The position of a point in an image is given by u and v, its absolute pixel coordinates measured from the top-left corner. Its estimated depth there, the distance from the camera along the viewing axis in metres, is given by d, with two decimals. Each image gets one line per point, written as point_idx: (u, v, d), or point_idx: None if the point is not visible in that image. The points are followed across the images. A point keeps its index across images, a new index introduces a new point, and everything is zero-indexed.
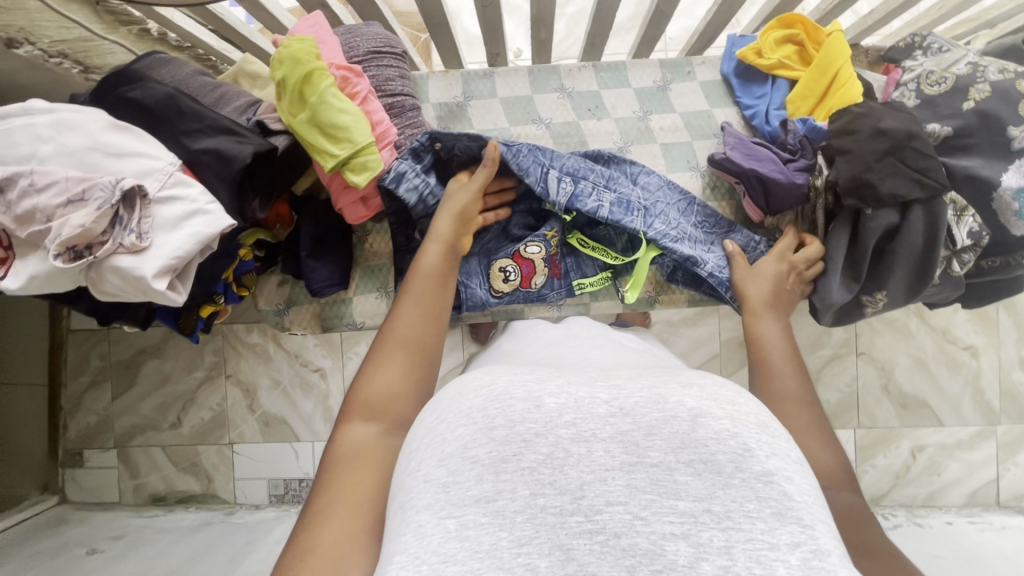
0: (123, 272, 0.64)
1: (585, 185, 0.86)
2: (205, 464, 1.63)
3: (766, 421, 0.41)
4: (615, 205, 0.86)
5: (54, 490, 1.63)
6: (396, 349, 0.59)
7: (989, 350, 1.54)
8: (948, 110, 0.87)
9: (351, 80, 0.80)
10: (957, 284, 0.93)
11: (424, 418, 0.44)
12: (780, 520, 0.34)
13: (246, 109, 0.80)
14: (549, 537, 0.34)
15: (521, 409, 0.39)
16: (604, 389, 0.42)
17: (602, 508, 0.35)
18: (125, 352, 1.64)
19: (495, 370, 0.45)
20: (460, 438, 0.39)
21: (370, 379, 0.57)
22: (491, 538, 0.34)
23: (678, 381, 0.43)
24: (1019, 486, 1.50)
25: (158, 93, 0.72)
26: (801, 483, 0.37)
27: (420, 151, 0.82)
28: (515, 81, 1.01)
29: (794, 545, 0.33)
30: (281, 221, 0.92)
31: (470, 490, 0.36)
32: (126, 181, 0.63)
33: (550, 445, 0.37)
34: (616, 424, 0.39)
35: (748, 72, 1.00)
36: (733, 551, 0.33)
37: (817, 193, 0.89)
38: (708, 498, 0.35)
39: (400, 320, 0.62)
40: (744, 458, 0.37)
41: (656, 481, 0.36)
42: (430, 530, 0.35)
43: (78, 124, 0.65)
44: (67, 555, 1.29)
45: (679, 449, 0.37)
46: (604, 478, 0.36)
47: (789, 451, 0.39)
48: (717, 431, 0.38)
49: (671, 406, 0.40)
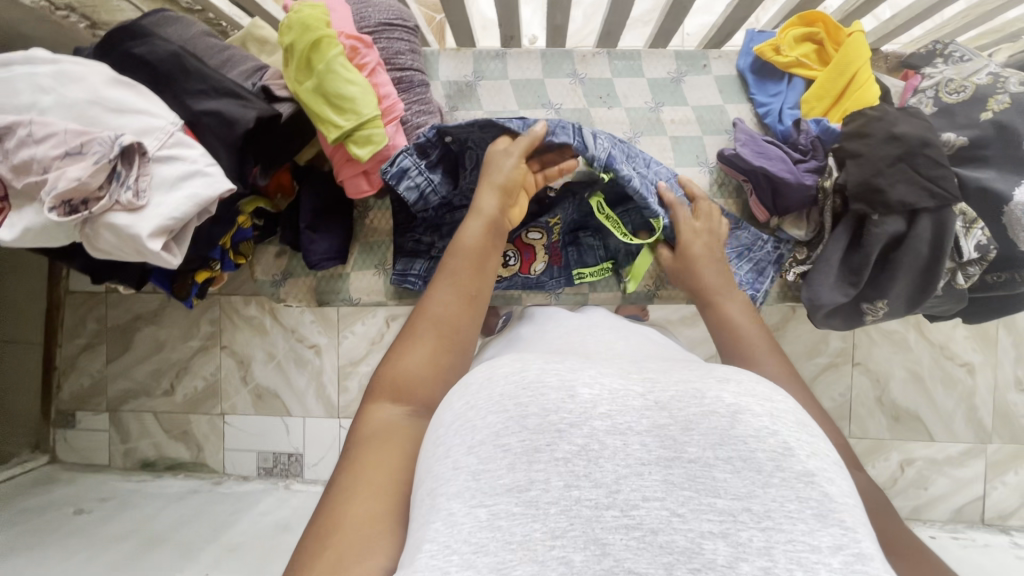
0: (119, 230, 0.63)
1: (617, 151, 0.79)
2: (196, 432, 1.63)
3: (804, 420, 0.40)
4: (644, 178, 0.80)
5: (45, 449, 1.64)
6: (425, 330, 0.56)
7: (986, 368, 1.54)
8: (965, 120, 0.85)
9: (360, 51, 0.78)
10: (959, 297, 0.92)
11: (451, 403, 0.43)
12: (822, 522, 0.34)
13: (252, 73, 0.79)
14: (584, 531, 0.34)
15: (554, 398, 0.39)
16: (638, 381, 0.42)
17: (638, 503, 0.34)
18: (121, 316, 1.63)
19: (526, 357, 0.44)
20: (490, 425, 0.39)
21: (400, 361, 0.55)
22: (523, 529, 0.34)
23: (714, 376, 0.42)
24: (1006, 506, 1.50)
25: (163, 51, 0.70)
26: (841, 484, 0.37)
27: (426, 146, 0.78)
28: (528, 64, 1.00)
29: (836, 547, 0.33)
30: (281, 190, 0.92)
31: (501, 479, 0.36)
32: (126, 137, 0.62)
33: (585, 437, 0.37)
34: (652, 417, 0.38)
35: (765, 69, 0.99)
36: (774, 552, 0.33)
37: (825, 196, 0.86)
38: (747, 497, 0.35)
39: (433, 298, 0.59)
40: (784, 457, 0.36)
41: (694, 478, 0.35)
42: (461, 518, 0.35)
43: (81, 77, 0.64)
44: (54, 514, 1.31)
45: (717, 446, 0.36)
46: (640, 472, 0.36)
47: (828, 451, 0.39)
48: (756, 428, 0.37)
49: (708, 401, 0.39)
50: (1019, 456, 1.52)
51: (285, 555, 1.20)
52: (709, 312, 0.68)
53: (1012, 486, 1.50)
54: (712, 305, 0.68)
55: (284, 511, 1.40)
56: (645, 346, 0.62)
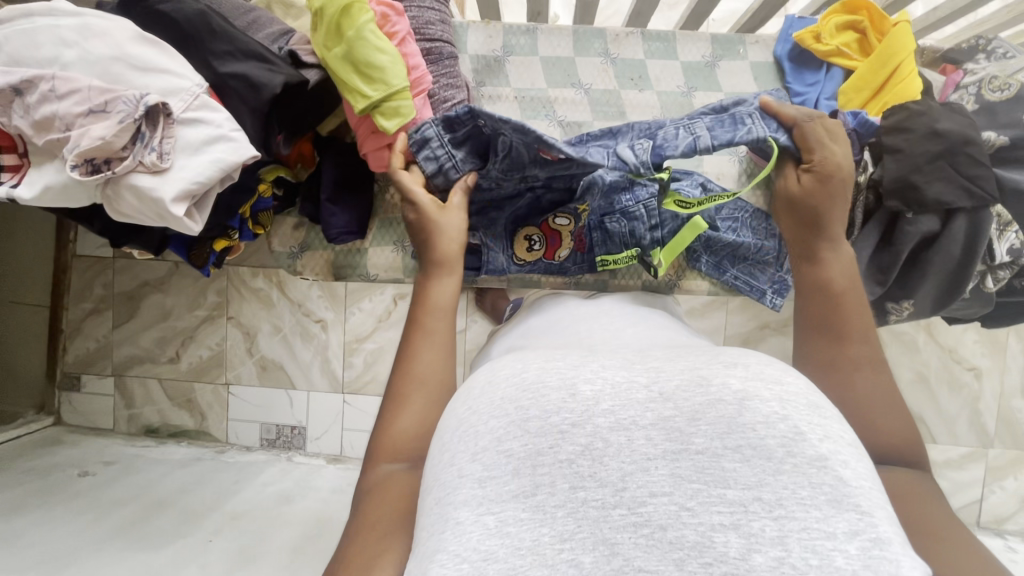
0: (141, 192, 0.61)
1: (665, 132, 0.69)
2: (200, 401, 1.63)
3: (818, 402, 0.38)
4: (715, 127, 0.68)
5: (50, 411, 1.65)
6: (417, 392, 0.52)
7: (992, 373, 1.53)
8: (1007, 119, 0.82)
9: (391, 18, 0.76)
10: (986, 301, 0.90)
11: (453, 409, 0.43)
12: (836, 508, 0.33)
13: (278, 38, 0.77)
14: (592, 532, 0.33)
15: (556, 399, 0.38)
16: (641, 371, 0.41)
17: (645, 500, 0.33)
18: (129, 282, 1.62)
19: (526, 357, 0.44)
20: (493, 431, 0.38)
21: (393, 424, 0.51)
22: (532, 534, 0.33)
23: (721, 360, 0.41)
24: (1002, 510, 1.50)
25: (189, 9, 0.67)
26: (857, 467, 0.35)
27: (457, 120, 0.70)
28: (558, 41, 0.97)
29: (852, 533, 0.32)
30: (301, 160, 0.91)
31: (507, 485, 0.35)
32: (151, 97, 0.60)
33: (589, 436, 0.36)
34: (657, 409, 0.37)
35: (803, 56, 0.96)
36: (788, 541, 0.31)
37: (858, 191, 0.84)
38: (758, 486, 0.33)
39: (424, 354, 0.55)
40: (795, 442, 0.35)
41: (702, 470, 0.34)
42: (469, 527, 0.34)
43: (104, 32, 0.62)
44: (59, 475, 1.32)
45: (725, 435, 0.35)
46: (646, 468, 0.35)
47: (843, 432, 0.37)
48: (766, 414, 0.36)
49: (715, 389, 0.38)
50: (1019, 461, 1.52)
51: (287, 528, 1.21)
52: (804, 264, 0.61)
53: (1009, 491, 1.50)
54: (811, 261, 0.60)
55: (286, 482, 1.41)
56: (680, 337, 0.59)
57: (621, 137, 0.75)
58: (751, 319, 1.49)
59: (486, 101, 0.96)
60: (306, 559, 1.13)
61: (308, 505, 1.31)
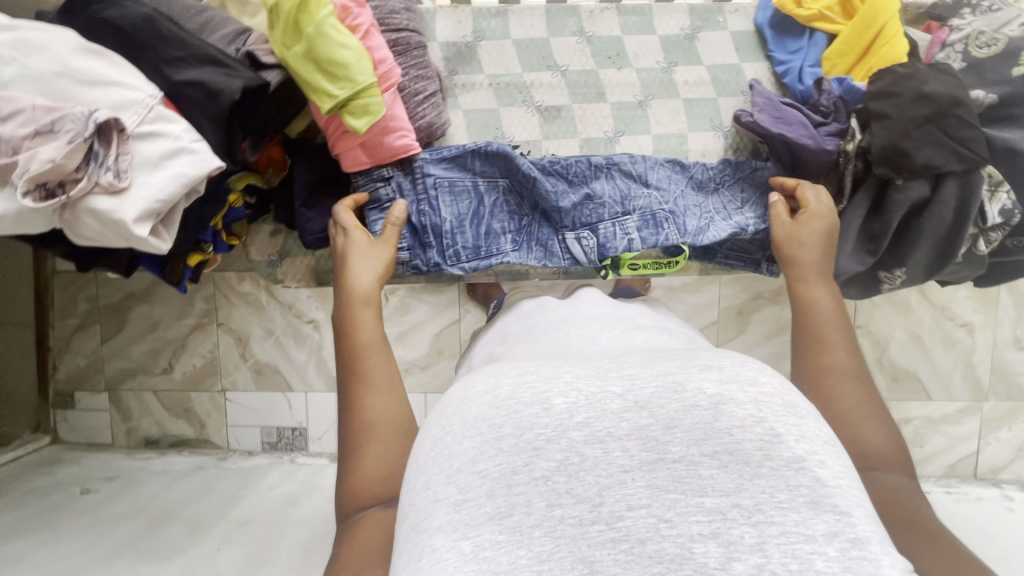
0: (100, 215, 0.58)
1: (606, 228, 0.82)
2: (197, 410, 1.61)
3: (793, 402, 0.38)
4: (643, 227, 0.82)
5: (47, 429, 1.62)
6: (371, 438, 0.51)
7: (985, 328, 1.53)
8: (995, 76, 0.80)
9: (352, 11, 0.72)
10: (978, 263, 0.89)
11: (428, 428, 0.42)
12: (815, 510, 0.32)
13: (235, 38, 0.72)
14: (570, 551, 0.31)
15: (528, 415, 0.37)
16: (617, 379, 0.39)
17: (623, 514, 0.32)
18: (113, 295, 1.58)
19: (500, 370, 0.42)
20: (466, 452, 0.36)
21: (361, 468, 0.50)
22: (509, 556, 0.32)
23: (696, 364, 0.40)
24: (998, 461, 1.53)
25: (136, 14, 0.64)
26: (834, 465, 0.34)
27: (426, 262, 0.82)
28: (530, 21, 0.94)
29: (832, 535, 0.31)
30: (273, 164, 0.86)
31: (483, 507, 0.34)
32: (101, 113, 0.57)
33: (564, 450, 0.35)
34: (632, 419, 0.36)
35: (785, 23, 0.93)
36: (767, 547, 0.31)
37: (847, 160, 0.81)
38: (736, 493, 0.33)
39: (372, 397, 0.54)
40: (772, 445, 0.34)
41: (680, 479, 0.33)
42: (444, 554, 0.33)
43: (45, 45, 0.58)
44: (60, 494, 1.30)
45: (701, 442, 0.34)
46: (622, 481, 0.33)
47: (820, 431, 0.36)
48: (741, 418, 0.35)
49: (690, 395, 0.37)
50: (1014, 413, 1.54)
51: (293, 533, 1.21)
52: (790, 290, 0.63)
53: (1004, 442, 1.53)
54: (798, 285, 0.63)
55: (292, 484, 1.41)
56: (659, 339, 0.56)
57: (559, 219, 0.82)
58: (743, 291, 1.48)
59: (460, 89, 0.91)
60: (315, 562, 1.14)
61: (314, 506, 1.31)
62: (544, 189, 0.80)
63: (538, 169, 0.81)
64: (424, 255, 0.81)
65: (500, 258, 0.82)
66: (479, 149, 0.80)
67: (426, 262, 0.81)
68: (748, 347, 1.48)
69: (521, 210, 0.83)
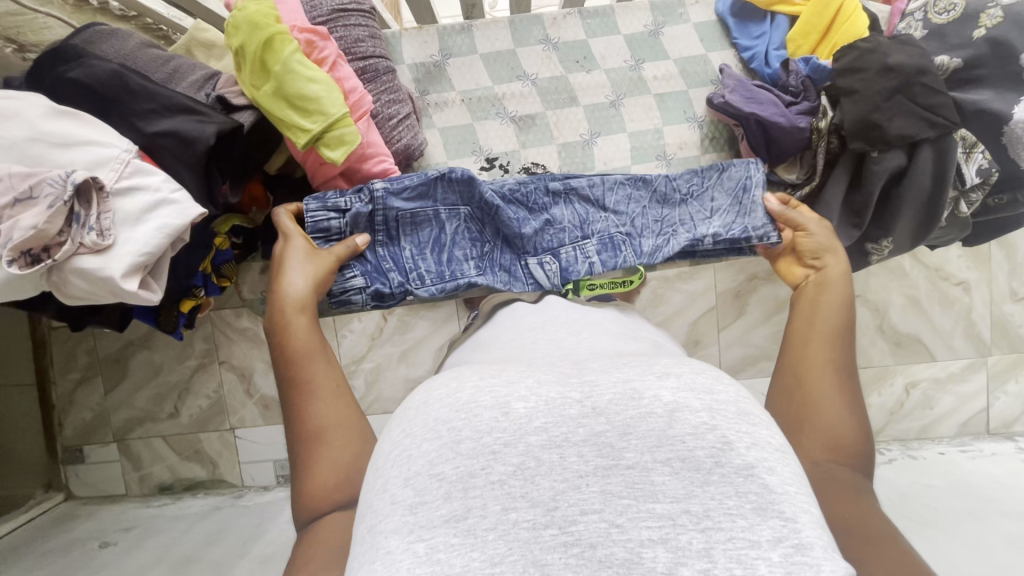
0: (88, 274, 0.58)
1: (567, 253, 0.81)
2: (208, 450, 1.60)
3: (747, 410, 0.38)
4: (602, 250, 0.81)
5: (59, 487, 1.60)
6: (323, 445, 0.50)
7: (981, 284, 1.54)
8: (958, 40, 0.80)
9: (317, 45, 0.73)
10: (963, 225, 0.90)
11: (390, 432, 0.42)
12: (762, 515, 0.32)
13: (204, 83, 0.73)
14: (523, 554, 0.31)
15: (488, 419, 0.37)
16: (575, 387, 0.40)
17: (576, 518, 0.32)
18: (112, 346, 1.57)
19: (462, 374, 0.42)
20: (425, 455, 0.36)
21: (314, 473, 0.49)
22: (462, 559, 0.31)
23: (653, 370, 0.40)
24: (1009, 413, 1.54)
25: (103, 72, 0.64)
26: (782, 472, 0.35)
27: (386, 292, 0.78)
28: (495, 34, 0.94)
29: (776, 540, 0.31)
30: (256, 203, 0.87)
31: (438, 510, 0.33)
32: (78, 174, 0.57)
33: (521, 455, 0.35)
34: (589, 424, 0.36)
35: (745, 10, 0.95)
36: (714, 552, 0.31)
37: (821, 137, 0.82)
38: (686, 498, 0.33)
39: (321, 402, 0.53)
40: (723, 452, 0.35)
41: (633, 484, 0.33)
42: (399, 556, 0.32)
43: (15, 112, 0.58)
44: (80, 550, 1.30)
45: (655, 448, 0.35)
46: (576, 486, 0.33)
47: (771, 438, 0.37)
48: (694, 425, 0.36)
49: (646, 401, 0.37)
50: (1018, 364, 1.54)
51: None
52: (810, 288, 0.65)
53: (1013, 395, 1.54)
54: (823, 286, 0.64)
55: None
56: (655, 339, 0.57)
57: (522, 246, 0.81)
58: (738, 274, 1.48)
59: (433, 108, 0.93)
60: None
61: None
62: (506, 217, 0.80)
63: (500, 196, 0.82)
64: (383, 283, 0.77)
65: (464, 285, 0.81)
66: (443, 175, 0.80)
67: (389, 286, 0.78)
68: (749, 330, 1.49)
69: (482, 238, 0.83)
